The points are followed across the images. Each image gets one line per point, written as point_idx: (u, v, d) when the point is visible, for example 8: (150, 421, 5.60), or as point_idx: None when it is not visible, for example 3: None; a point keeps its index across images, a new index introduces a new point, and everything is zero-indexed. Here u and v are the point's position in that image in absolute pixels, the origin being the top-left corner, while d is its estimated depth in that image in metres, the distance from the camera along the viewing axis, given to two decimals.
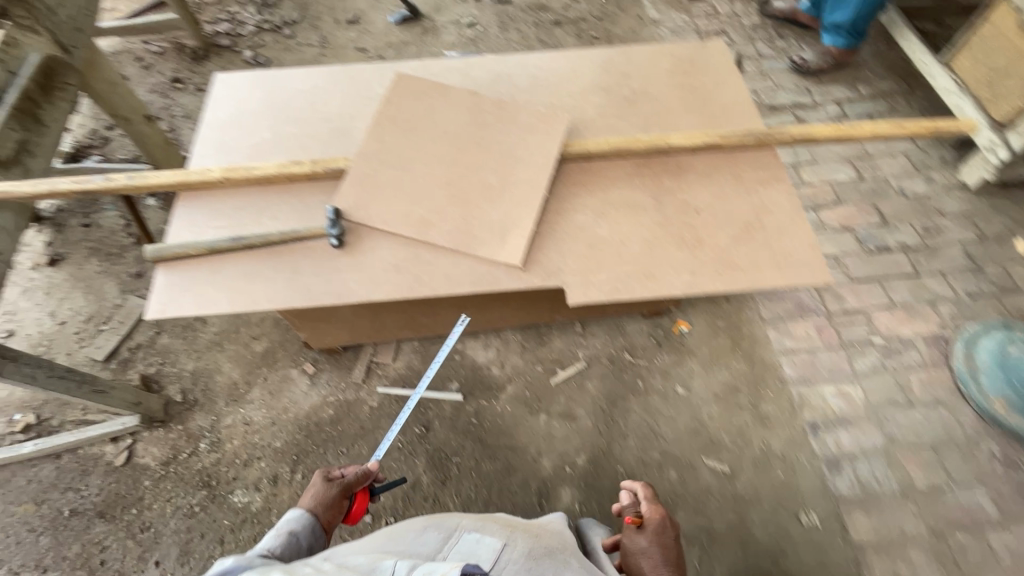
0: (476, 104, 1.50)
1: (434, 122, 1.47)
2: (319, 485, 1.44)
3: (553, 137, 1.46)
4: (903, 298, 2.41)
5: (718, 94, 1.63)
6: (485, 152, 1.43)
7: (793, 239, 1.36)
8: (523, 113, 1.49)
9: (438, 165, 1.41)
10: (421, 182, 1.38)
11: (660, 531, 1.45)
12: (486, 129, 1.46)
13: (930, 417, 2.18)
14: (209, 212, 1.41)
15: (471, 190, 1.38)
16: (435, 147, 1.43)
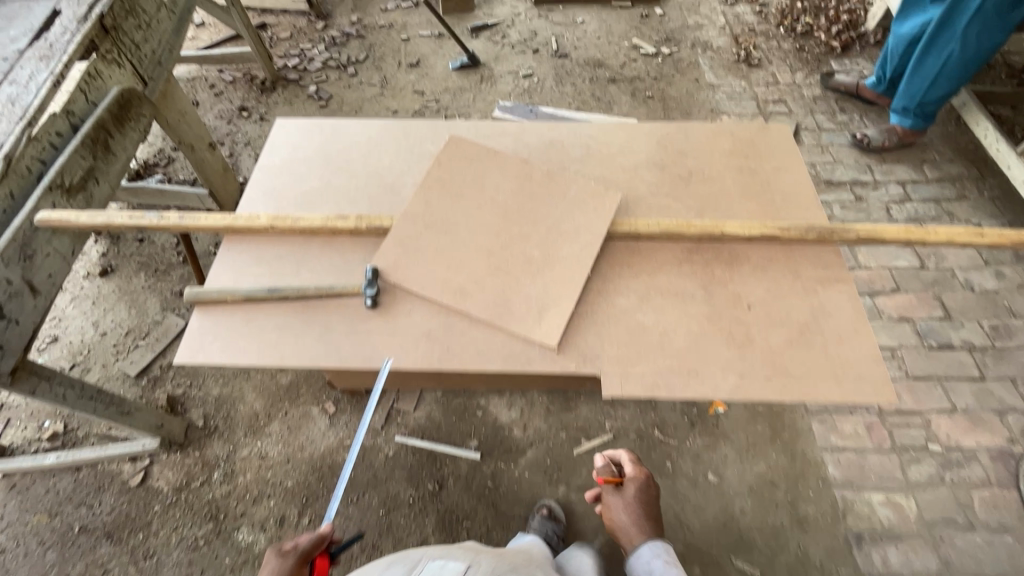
0: (526, 174, 1.49)
1: (482, 189, 1.46)
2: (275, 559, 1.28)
3: (602, 214, 1.42)
4: (967, 403, 2.21)
5: (778, 181, 1.56)
6: (531, 225, 1.41)
7: (853, 348, 1.26)
8: (572, 187, 1.46)
9: (482, 234, 1.39)
10: (463, 250, 1.37)
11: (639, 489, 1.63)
12: (533, 200, 1.44)
13: (994, 544, 1.95)
14: (251, 258, 1.42)
15: (512, 262, 1.35)
16: (481, 214, 1.42)
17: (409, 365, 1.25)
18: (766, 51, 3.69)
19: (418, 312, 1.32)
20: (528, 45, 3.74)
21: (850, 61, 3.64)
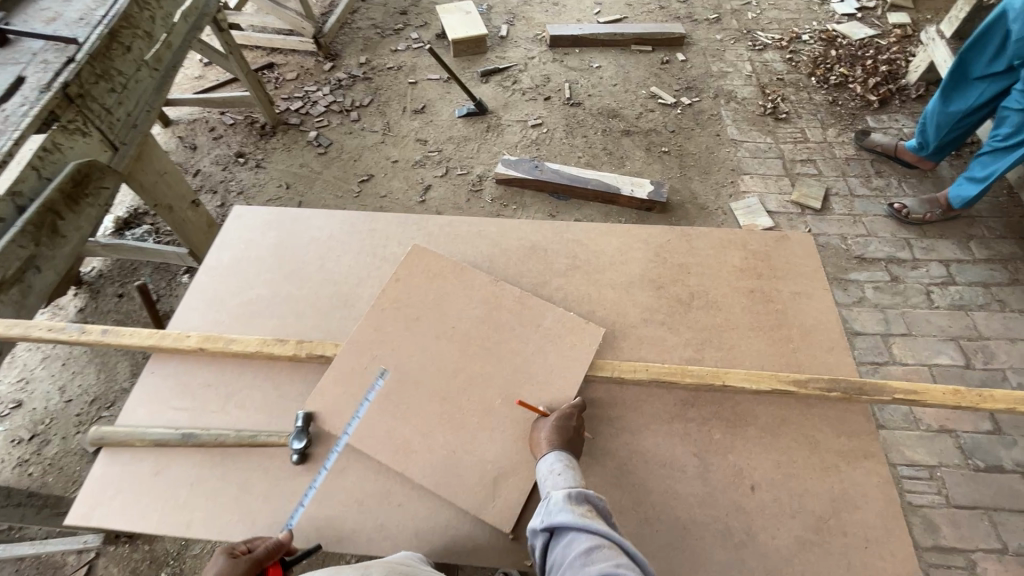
0: (495, 296, 1.29)
1: (443, 314, 1.26)
2: (216, 561, 0.95)
3: (580, 355, 1.20)
4: (1020, 544, 1.87)
5: (797, 310, 1.31)
6: (493, 364, 1.19)
7: (882, 559, 1.00)
8: (549, 316, 1.26)
9: (437, 372, 1.19)
10: (412, 393, 1.17)
11: (564, 428, 1.06)
12: (500, 330, 1.24)
13: None
14: (175, 385, 1.25)
15: (469, 413, 1.14)
16: (438, 347, 1.22)
17: (333, 545, 1.04)
18: (795, 104, 3.43)
19: (350, 471, 1.12)
20: (540, 91, 3.56)
21: (888, 117, 3.35)
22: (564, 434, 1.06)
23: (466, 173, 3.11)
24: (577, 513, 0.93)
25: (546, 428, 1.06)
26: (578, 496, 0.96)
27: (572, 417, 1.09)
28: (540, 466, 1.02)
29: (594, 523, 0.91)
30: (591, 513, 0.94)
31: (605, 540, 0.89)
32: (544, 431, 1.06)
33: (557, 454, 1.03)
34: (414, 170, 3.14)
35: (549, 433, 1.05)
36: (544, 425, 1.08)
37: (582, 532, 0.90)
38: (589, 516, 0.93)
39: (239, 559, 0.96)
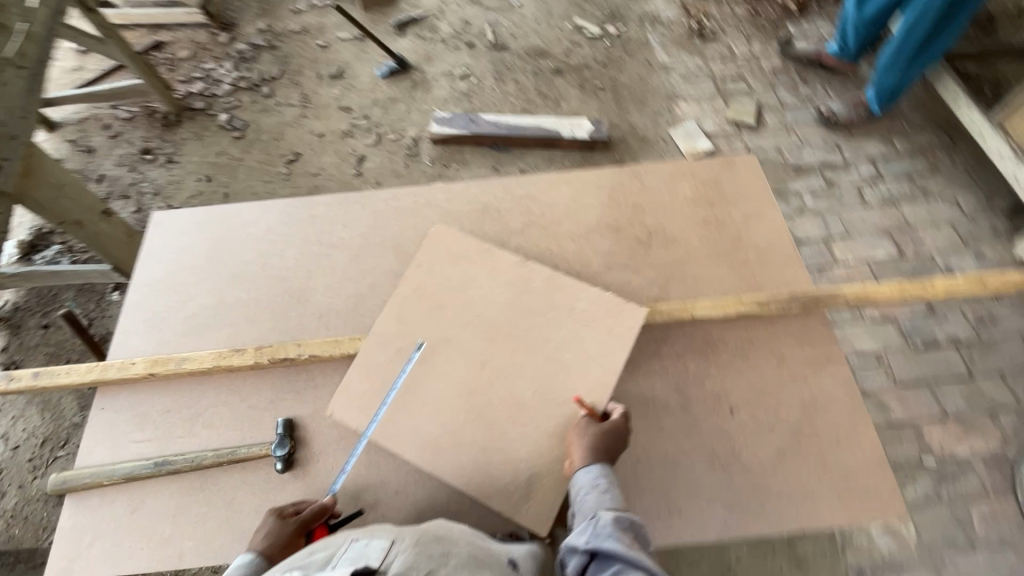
0: (525, 278, 1.23)
1: (470, 301, 1.21)
2: (267, 520, 0.99)
3: (618, 341, 1.14)
4: (958, 407, 2.08)
5: (751, 232, 1.34)
6: (526, 354, 1.15)
7: (852, 451, 1.08)
8: (582, 299, 1.20)
9: (461, 368, 1.15)
10: (436, 393, 1.13)
11: (612, 442, 1.01)
12: (532, 317, 1.18)
13: (995, 563, 1.83)
14: (131, 417, 1.16)
15: (497, 407, 1.11)
16: (464, 338, 1.17)
17: None
18: (719, 20, 3.39)
19: (341, 471, 1.10)
20: (461, 39, 3.36)
21: (808, 22, 3.37)
22: (610, 447, 1.01)
23: (400, 137, 2.94)
24: (625, 542, 0.91)
25: (584, 442, 1.01)
26: (624, 523, 0.94)
27: (620, 431, 1.03)
28: (583, 478, 0.98)
29: (640, 556, 0.90)
30: (636, 543, 0.92)
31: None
32: (583, 441, 1.01)
33: (603, 472, 0.99)
34: (344, 141, 2.94)
35: (593, 444, 1.00)
36: (590, 433, 1.02)
37: (629, 565, 0.88)
38: (635, 549, 0.91)
39: (288, 520, 0.99)
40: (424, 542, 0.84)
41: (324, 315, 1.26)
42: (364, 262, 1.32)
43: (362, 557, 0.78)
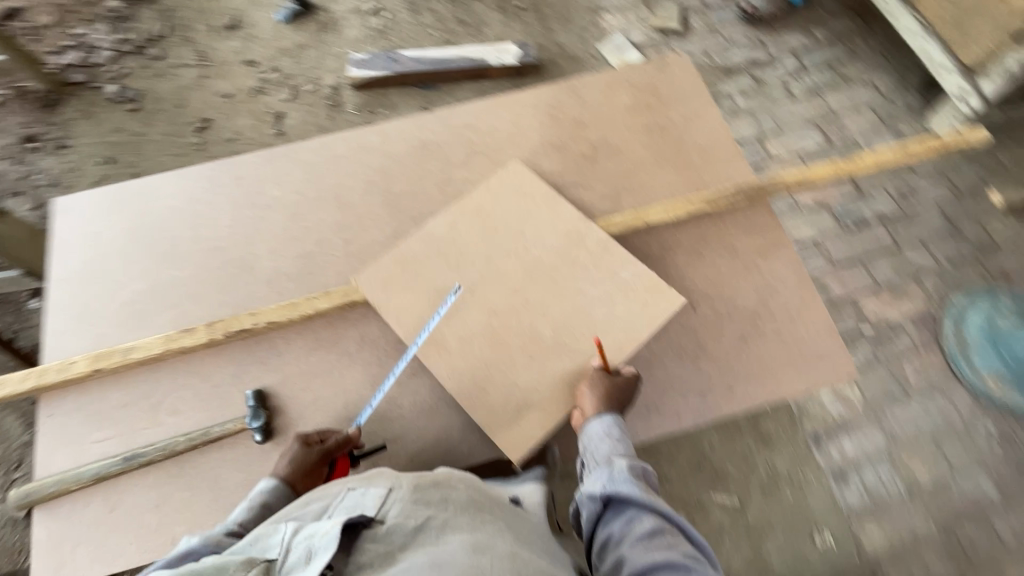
0: (577, 231, 1.19)
1: (521, 244, 1.18)
2: (292, 446, 1.02)
3: (651, 317, 1.10)
4: (888, 277, 2.26)
5: (692, 133, 1.34)
6: (556, 299, 1.14)
7: (804, 326, 1.16)
8: (625, 260, 1.15)
9: (490, 321, 1.13)
10: (461, 347, 1.12)
11: (620, 397, 1.04)
12: (572, 267, 1.16)
13: (928, 407, 2.06)
14: (84, 419, 1.09)
15: (517, 358, 1.10)
16: (504, 278, 1.16)
17: None
18: None
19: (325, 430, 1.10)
20: None
21: None
22: (618, 401, 1.04)
23: (317, 87, 2.70)
24: (641, 490, 0.98)
25: (590, 400, 1.03)
26: (637, 470, 1.01)
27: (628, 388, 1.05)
28: (597, 429, 1.01)
29: (653, 500, 0.97)
30: (648, 487, 1.00)
31: (665, 519, 0.97)
32: (591, 399, 1.03)
33: (615, 423, 1.02)
34: (256, 99, 2.68)
35: (602, 399, 1.03)
36: (599, 388, 1.04)
37: (645, 510, 0.96)
38: (649, 493, 0.99)
39: (311, 448, 1.01)
40: (422, 487, 0.82)
41: (273, 280, 1.20)
42: (304, 219, 1.25)
43: (359, 507, 0.78)
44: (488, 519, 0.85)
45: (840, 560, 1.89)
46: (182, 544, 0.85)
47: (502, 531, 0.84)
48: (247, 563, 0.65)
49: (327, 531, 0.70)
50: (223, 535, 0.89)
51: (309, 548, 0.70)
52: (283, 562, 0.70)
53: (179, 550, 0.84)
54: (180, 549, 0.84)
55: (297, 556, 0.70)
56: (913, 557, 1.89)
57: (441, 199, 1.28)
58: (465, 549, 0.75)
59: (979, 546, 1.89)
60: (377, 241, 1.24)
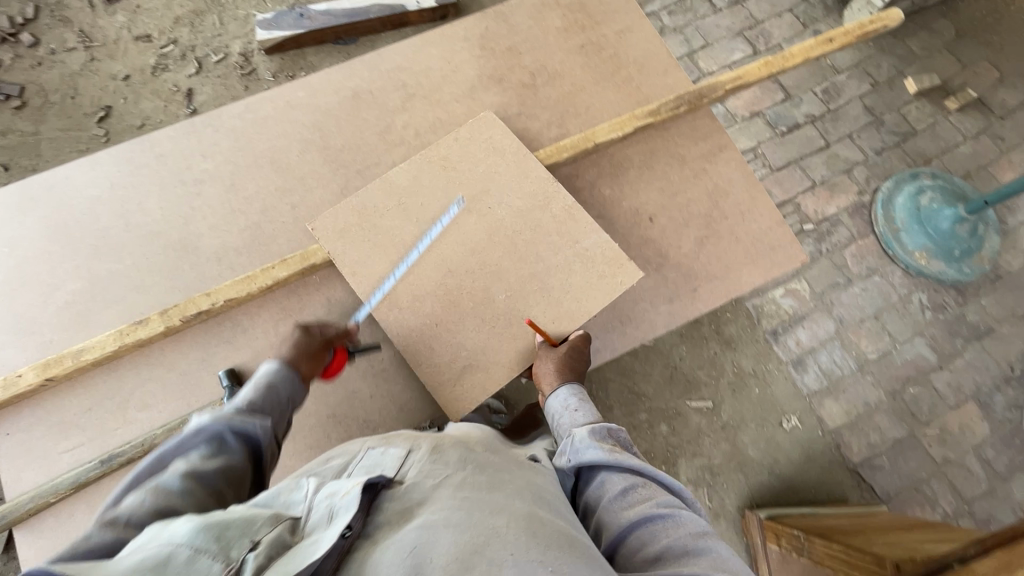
0: (545, 193, 1.14)
1: (489, 204, 1.14)
2: (290, 334, 1.02)
3: (605, 292, 1.11)
4: (823, 175, 2.38)
5: (626, 48, 1.33)
6: (519, 259, 1.12)
7: (755, 220, 1.22)
8: (590, 229, 1.13)
9: (453, 284, 1.11)
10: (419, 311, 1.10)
11: (575, 364, 1.07)
12: (536, 231, 1.13)
13: (869, 289, 2.23)
14: (48, 431, 1.03)
15: (472, 320, 1.10)
16: (469, 240, 1.12)
17: None
18: None
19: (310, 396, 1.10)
20: None
21: None
22: (575, 368, 1.07)
23: (225, 56, 2.47)
24: (606, 450, 0.92)
25: (546, 369, 1.07)
26: (600, 434, 0.97)
27: (582, 352, 1.09)
28: (555, 403, 1.06)
29: (622, 458, 0.92)
30: (616, 447, 0.95)
31: (637, 475, 0.90)
32: (546, 368, 1.07)
33: (577, 392, 1.07)
34: (159, 78, 2.43)
35: (559, 371, 1.06)
36: (554, 361, 1.07)
37: (614, 469, 0.90)
38: (616, 451, 0.93)
39: (309, 336, 1.02)
40: (439, 448, 0.81)
41: (222, 257, 1.13)
42: (241, 189, 1.18)
43: (378, 467, 0.79)
44: (510, 479, 0.79)
45: (807, 437, 2.08)
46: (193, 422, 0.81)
47: (523, 493, 0.77)
48: (276, 518, 0.64)
49: (348, 491, 0.66)
50: (232, 411, 0.84)
51: (330, 507, 0.66)
52: (306, 520, 0.65)
53: (190, 428, 0.80)
54: (190, 428, 0.80)
55: (318, 515, 0.65)
56: (868, 423, 2.09)
57: (384, 147, 1.23)
58: (480, 510, 0.69)
59: (921, 403, 2.11)
60: (325, 200, 1.19)
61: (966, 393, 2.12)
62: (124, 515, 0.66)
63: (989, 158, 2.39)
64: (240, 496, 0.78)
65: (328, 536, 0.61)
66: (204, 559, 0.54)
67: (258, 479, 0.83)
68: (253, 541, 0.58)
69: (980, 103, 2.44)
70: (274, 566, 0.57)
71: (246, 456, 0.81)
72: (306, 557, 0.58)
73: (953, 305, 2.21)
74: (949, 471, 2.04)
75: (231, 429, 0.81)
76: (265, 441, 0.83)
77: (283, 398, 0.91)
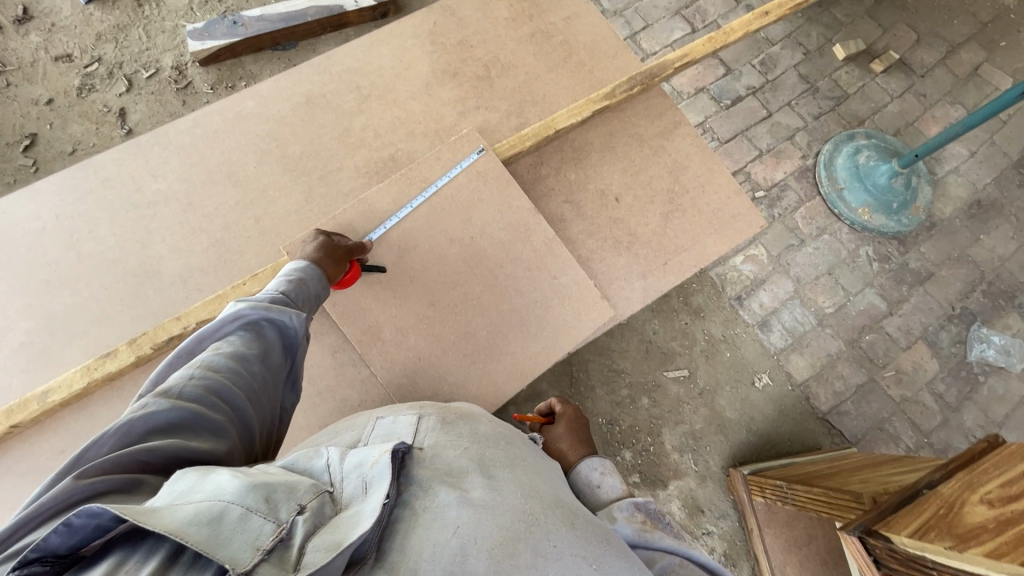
0: (525, 225, 1.17)
1: (471, 235, 1.16)
2: (314, 238, 1.04)
3: (583, 328, 1.16)
4: (768, 143, 2.48)
5: (575, 34, 1.36)
6: (503, 291, 1.15)
7: (716, 191, 1.27)
8: (568, 267, 1.17)
9: (431, 312, 1.12)
10: (398, 339, 1.11)
11: (580, 434, 1.24)
12: (517, 264, 1.16)
13: (821, 248, 2.36)
14: (18, 480, 0.96)
15: (451, 347, 1.12)
16: (452, 274, 1.14)
17: None
18: None
19: (297, 411, 1.08)
20: None
21: None
22: (581, 438, 1.23)
23: (157, 71, 2.34)
24: (635, 524, 0.90)
25: (561, 432, 1.25)
26: (630, 508, 0.95)
27: (581, 425, 1.27)
28: (586, 471, 1.09)
29: (656, 538, 0.87)
30: (648, 524, 0.90)
31: (672, 555, 0.85)
32: (559, 432, 1.25)
33: (603, 465, 1.09)
34: (85, 99, 2.28)
35: (571, 442, 1.22)
36: (564, 435, 1.24)
37: (648, 548, 0.87)
38: (648, 530, 0.89)
39: (333, 243, 1.04)
40: (453, 421, 0.86)
41: (187, 279, 1.09)
42: (199, 207, 1.14)
43: (394, 435, 0.83)
44: (521, 454, 0.86)
45: (778, 393, 2.19)
46: (232, 307, 0.83)
47: (536, 470, 0.83)
48: (316, 487, 0.65)
49: (377, 459, 0.68)
50: (266, 302, 0.86)
51: (362, 478, 0.67)
52: (340, 492, 0.67)
53: (228, 313, 0.82)
54: (228, 313, 0.81)
55: (351, 486, 0.67)
56: (833, 372, 2.21)
57: (344, 152, 1.21)
58: (513, 490, 0.74)
59: (878, 348, 2.25)
60: (292, 211, 1.16)
61: (916, 335, 2.27)
62: (176, 387, 0.68)
63: (914, 114, 2.55)
64: (276, 381, 0.82)
65: (369, 508, 0.62)
66: (256, 520, 0.55)
67: (290, 369, 0.87)
68: (300, 506, 0.60)
69: (902, 64, 2.61)
70: (321, 533, 0.59)
71: (279, 345, 0.84)
72: (355, 527, 0.59)
73: (897, 254, 2.36)
74: (908, 408, 2.19)
75: (268, 319, 0.83)
76: (300, 332, 0.85)
77: (312, 295, 0.94)
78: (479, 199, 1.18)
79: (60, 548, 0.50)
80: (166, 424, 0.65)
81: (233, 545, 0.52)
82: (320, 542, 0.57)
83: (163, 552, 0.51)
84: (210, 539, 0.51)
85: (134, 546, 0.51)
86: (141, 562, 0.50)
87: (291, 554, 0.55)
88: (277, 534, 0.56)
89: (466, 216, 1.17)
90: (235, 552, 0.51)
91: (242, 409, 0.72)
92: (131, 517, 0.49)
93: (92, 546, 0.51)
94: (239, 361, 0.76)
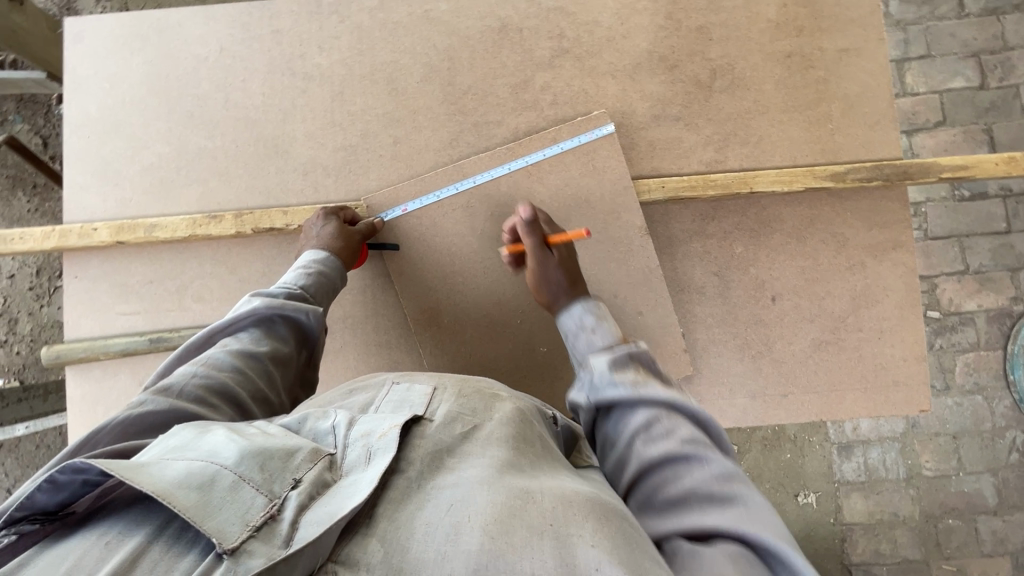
0: (632, 248, 1.01)
1: None
2: (325, 222, 0.95)
3: None
4: (981, 263, 1.84)
5: (840, 76, 1.05)
6: None
7: (891, 345, 1.02)
8: (651, 314, 1.02)
9: (494, 308, 1.02)
10: (457, 322, 1.03)
11: (575, 269, 0.89)
12: (605, 289, 1.02)
13: (962, 406, 1.84)
14: (110, 287, 1.04)
15: (505, 355, 1.03)
16: None
17: None
18: None
19: (352, 350, 1.07)
20: None
21: None
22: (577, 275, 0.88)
23: None
24: (629, 380, 0.66)
25: (555, 266, 0.88)
26: (622, 358, 0.69)
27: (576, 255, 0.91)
28: (573, 323, 0.81)
29: (649, 389, 0.64)
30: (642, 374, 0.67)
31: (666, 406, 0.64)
32: (550, 265, 0.88)
33: (594, 309, 0.82)
34: None
35: (568, 284, 0.87)
36: (555, 272, 0.88)
37: (638, 404, 0.64)
38: (643, 382, 0.65)
39: (348, 229, 0.95)
40: (470, 396, 0.68)
41: (308, 171, 1.05)
42: (348, 101, 1.06)
43: (406, 405, 0.65)
44: (535, 441, 0.65)
45: (816, 519, 1.86)
46: (244, 307, 0.79)
47: (552, 458, 0.65)
48: (316, 452, 0.54)
49: (387, 432, 0.57)
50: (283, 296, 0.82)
51: (366, 449, 0.55)
52: (341, 459, 0.55)
53: (240, 309, 0.79)
54: (241, 309, 0.79)
55: (353, 456, 0.55)
56: (887, 533, 1.85)
57: (509, 106, 1.06)
58: (515, 470, 0.56)
59: (952, 537, 1.84)
60: (430, 150, 1.05)
61: (1008, 548, 1.83)
62: (176, 386, 0.65)
63: None
64: (285, 379, 0.77)
65: (368, 480, 0.51)
66: (248, 491, 0.47)
67: (303, 364, 0.82)
68: (296, 479, 0.50)
69: None
70: (317, 505, 0.48)
71: (292, 343, 0.80)
72: (350, 498, 0.49)
73: None
74: None
75: (281, 315, 0.79)
76: (315, 328, 0.82)
77: (331, 288, 0.89)
78: (623, 221, 1.01)
79: (50, 505, 0.48)
80: (161, 422, 0.61)
81: (219, 518, 0.44)
82: (314, 515, 0.47)
83: (147, 524, 0.46)
84: (197, 509, 0.44)
85: (119, 514, 0.47)
86: (122, 536, 0.45)
87: (281, 526, 0.45)
88: (268, 509, 0.47)
89: (603, 231, 1.01)
90: (222, 526, 0.44)
91: (247, 408, 0.68)
92: (115, 475, 0.45)
93: (84, 501, 0.49)
94: (244, 359, 0.73)
